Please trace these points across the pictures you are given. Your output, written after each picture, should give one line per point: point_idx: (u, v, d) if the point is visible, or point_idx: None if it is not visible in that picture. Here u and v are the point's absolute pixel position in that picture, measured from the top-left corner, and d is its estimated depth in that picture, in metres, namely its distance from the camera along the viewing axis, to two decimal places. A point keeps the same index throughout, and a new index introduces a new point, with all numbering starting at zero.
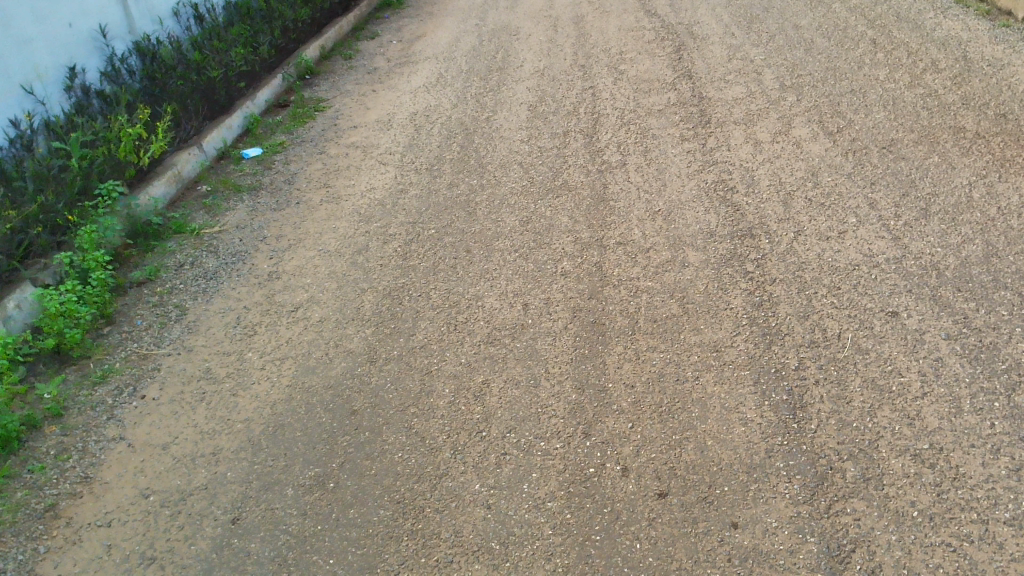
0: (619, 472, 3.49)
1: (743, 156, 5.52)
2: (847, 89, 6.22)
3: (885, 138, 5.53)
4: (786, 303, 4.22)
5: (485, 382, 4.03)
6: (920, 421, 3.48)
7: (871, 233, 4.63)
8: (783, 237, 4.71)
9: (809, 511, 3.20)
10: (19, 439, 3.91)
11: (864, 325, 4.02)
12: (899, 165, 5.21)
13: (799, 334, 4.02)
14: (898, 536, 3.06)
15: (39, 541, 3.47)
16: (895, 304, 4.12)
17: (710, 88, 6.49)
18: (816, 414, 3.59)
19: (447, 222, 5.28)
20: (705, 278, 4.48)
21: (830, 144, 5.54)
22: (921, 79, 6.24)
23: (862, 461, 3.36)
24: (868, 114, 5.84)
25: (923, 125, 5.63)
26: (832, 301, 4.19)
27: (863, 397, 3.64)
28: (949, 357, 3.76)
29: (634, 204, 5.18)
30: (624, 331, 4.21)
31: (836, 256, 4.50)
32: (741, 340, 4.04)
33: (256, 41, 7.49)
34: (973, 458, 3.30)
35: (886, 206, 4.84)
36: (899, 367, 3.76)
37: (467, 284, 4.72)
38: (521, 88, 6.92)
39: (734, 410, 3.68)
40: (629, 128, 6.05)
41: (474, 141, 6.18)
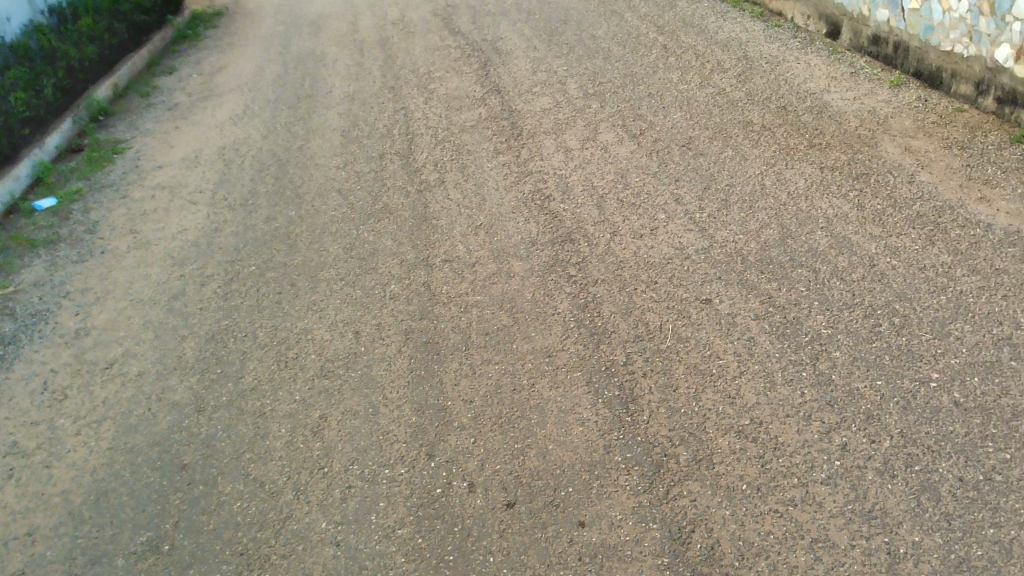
0: (466, 488, 3.49)
1: (556, 164, 5.69)
2: (645, 93, 6.56)
3: (684, 137, 5.86)
4: (609, 302, 4.38)
5: (322, 417, 3.92)
6: (740, 399, 3.70)
7: (680, 227, 4.90)
8: (600, 239, 4.89)
9: (649, 499, 3.32)
10: None
11: (682, 315, 4.23)
12: (698, 161, 5.54)
13: (624, 330, 4.18)
14: (731, 510, 3.24)
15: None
16: (708, 292, 4.36)
17: (518, 100, 6.66)
18: (647, 404, 3.75)
19: (267, 257, 5.12)
20: (532, 286, 4.58)
21: (635, 146, 5.82)
22: (710, 79, 6.67)
23: (693, 444, 3.53)
24: (665, 115, 6.18)
25: (715, 122, 6.02)
26: (652, 295, 4.39)
27: (687, 383, 3.83)
28: (760, 336, 4.03)
29: (456, 220, 5.23)
30: (458, 347, 4.23)
31: (651, 252, 4.72)
32: (571, 343, 4.15)
33: (39, 84, 6.99)
34: (789, 426, 3.54)
35: (690, 200, 5.14)
36: (717, 350, 3.98)
37: (294, 318, 4.59)
38: (332, 114, 6.83)
39: (571, 412, 3.77)
40: (444, 146, 6.10)
41: (289, 171, 6.03)
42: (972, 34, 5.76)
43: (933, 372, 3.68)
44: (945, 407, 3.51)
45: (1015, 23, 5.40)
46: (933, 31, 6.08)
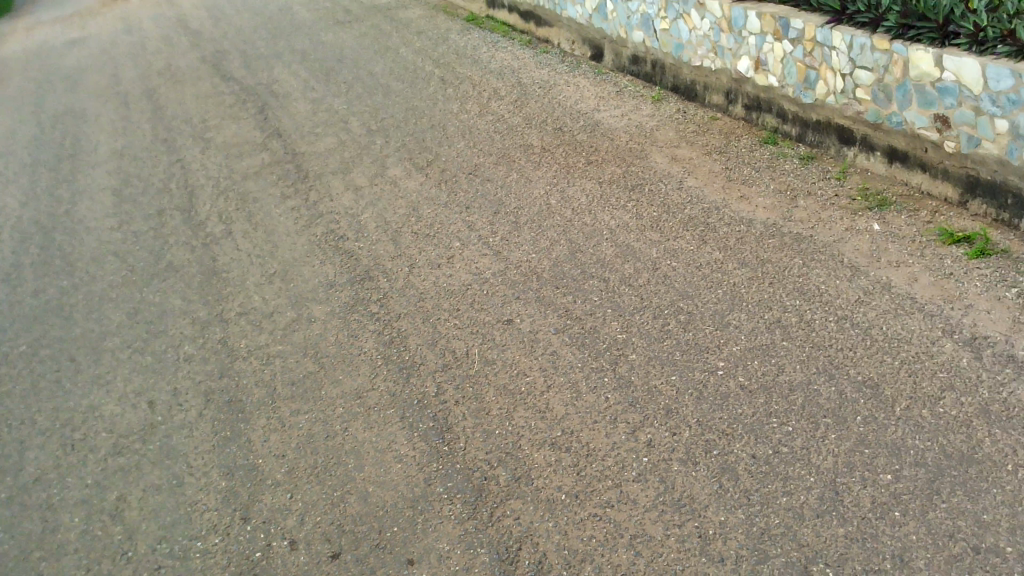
0: (287, 546, 3.35)
1: (346, 204, 5.64)
2: (427, 125, 6.66)
3: (469, 165, 6.00)
4: (415, 335, 4.39)
5: (120, 498, 3.64)
6: (550, 412, 3.81)
7: (475, 253, 4.99)
8: (399, 273, 4.89)
9: (475, 525, 3.34)
10: None
11: (486, 338, 4.31)
12: (486, 187, 5.69)
13: (432, 361, 4.20)
14: (553, 521, 3.31)
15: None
16: (509, 313, 4.47)
17: (301, 142, 6.55)
18: (462, 431, 3.77)
19: (40, 334, 4.70)
20: (334, 328, 4.49)
21: (423, 178, 5.88)
22: (489, 107, 6.88)
23: (511, 463, 3.59)
24: (450, 145, 6.30)
25: (498, 148, 6.21)
26: (455, 323, 4.44)
27: (499, 404, 3.89)
28: (561, 349, 4.17)
29: (248, 271, 5.05)
30: (263, 402, 4.06)
31: (450, 280, 4.78)
32: (380, 381, 4.11)
33: None
34: (598, 431, 3.69)
35: (483, 225, 5.26)
36: (524, 368, 4.09)
37: (78, 396, 4.23)
38: (100, 173, 6.40)
39: (387, 450, 3.72)
40: (228, 195, 5.88)
41: (56, 239, 5.58)
42: (716, 49, 6.37)
43: (719, 361, 3.97)
44: (733, 391, 3.79)
45: (751, 37, 6.06)
46: (683, 49, 6.62)
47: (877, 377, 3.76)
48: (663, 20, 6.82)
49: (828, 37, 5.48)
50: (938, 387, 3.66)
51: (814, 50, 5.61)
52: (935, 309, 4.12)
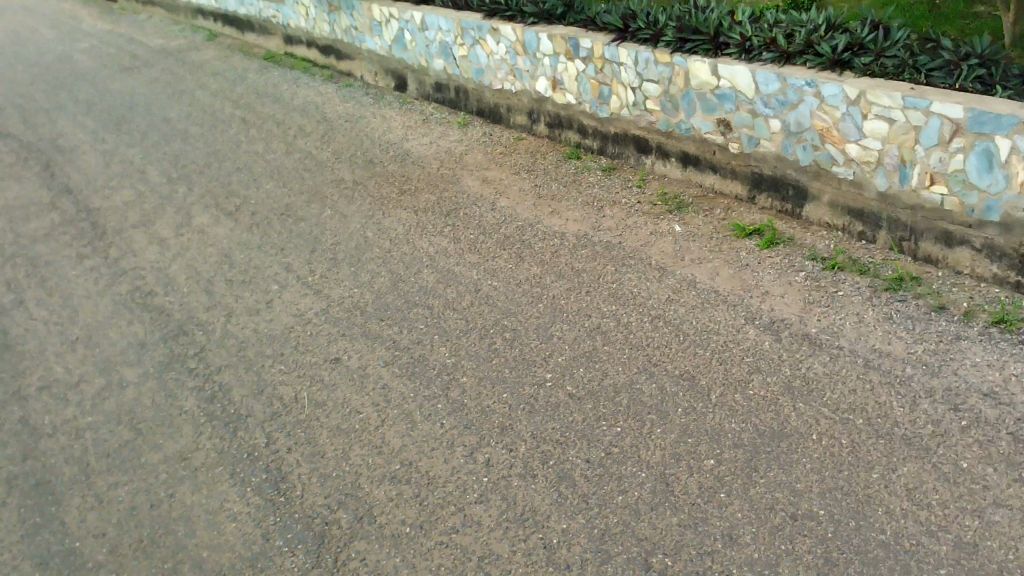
0: None
1: (151, 257, 5.36)
2: (232, 168, 6.46)
3: (281, 205, 5.87)
4: (238, 386, 4.22)
5: None
6: (387, 446, 3.77)
7: (295, 294, 4.88)
8: (215, 324, 4.69)
9: (320, 573, 3.23)
10: None
11: (314, 380, 4.21)
12: (300, 226, 5.58)
13: (259, 411, 4.05)
14: (400, 556, 3.27)
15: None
16: (335, 351, 4.39)
17: (95, 197, 6.17)
18: (298, 479, 3.66)
19: None
20: (150, 390, 4.24)
21: (233, 223, 5.69)
22: (295, 145, 6.77)
23: (351, 503, 3.51)
24: (258, 187, 6.14)
25: (309, 185, 6.11)
26: (280, 369, 4.31)
27: (333, 446, 3.81)
28: (392, 381, 4.14)
29: (47, 340, 4.68)
30: (76, 480, 3.77)
31: (270, 325, 4.64)
32: (205, 439, 3.92)
33: None
34: (437, 459, 3.68)
35: (300, 265, 5.15)
36: (355, 406, 4.02)
37: None
38: None
39: (220, 510, 3.55)
40: (16, 262, 5.44)
41: None
42: (515, 71, 6.56)
43: (547, 373, 4.07)
44: (563, 400, 3.90)
45: (545, 58, 6.27)
46: (484, 74, 6.79)
47: (692, 370, 3.99)
48: (461, 47, 6.95)
49: (615, 54, 5.77)
50: (746, 371, 3.93)
51: (604, 67, 5.88)
52: (736, 299, 4.43)
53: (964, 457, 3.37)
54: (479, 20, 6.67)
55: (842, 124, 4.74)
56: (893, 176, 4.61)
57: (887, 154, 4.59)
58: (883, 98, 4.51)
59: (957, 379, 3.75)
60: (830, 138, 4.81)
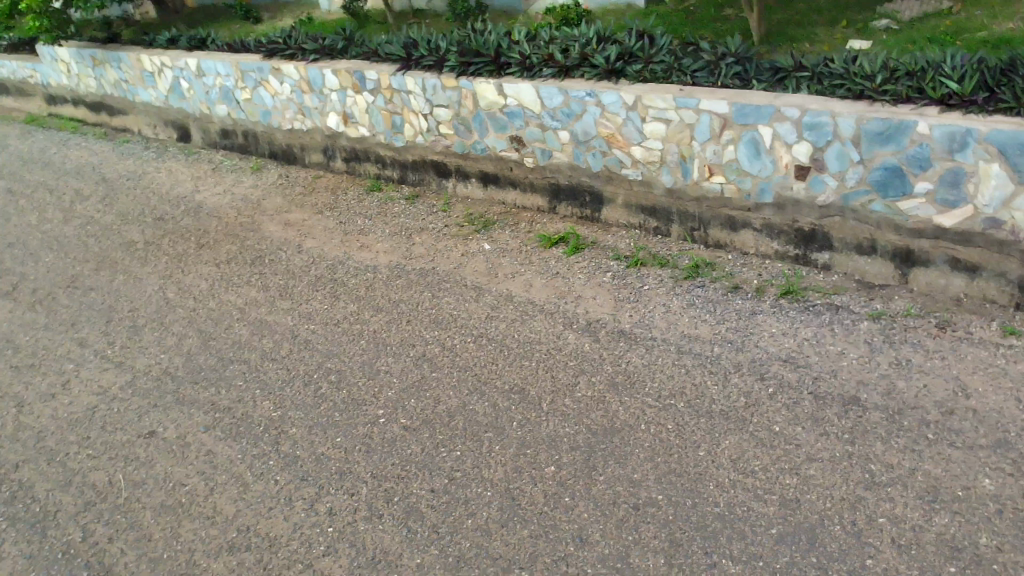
0: None
1: None
2: (4, 244, 5.94)
3: (66, 277, 5.44)
4: (41, 481, 3.84)
5: None
6: (219, 515, 3.56)
7: (95, 370, 4.53)
8: (5, 417, 4.26)
9: None
10: None
11: (128, 459, 3.91)
12: (90, 297, 5.19)
13: (70, 504, 3.71)
14: None
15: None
16: (148, 425, 4.10)
17: None
18: (124, 570, 3.37)
19: None
20: None
21: (13, 304, 5.22)
22: (75, 211, 6.32)
23: None
24: (36, 261, 5.66)
25: (95, 252, 5.71)
26: (88, 453, 3.97)
27: (160, 525, 3.55)
28: (215, 446, 3.92)
29: None
30: None
31: (70, 408, 4.27)
32: (10, 547, 3.52)
33: None
34: (276, 517, 3.51)
35: (96, 339, 4.78)
36: (179, 479, 3.76)
37: None
38: None
39: None
40: None
41: None
42: (303, 110, 6.44)
43: (379, 409, 4.00)
44: (398, 434, 3.84)
45: (332, 93, 6.19)
46: (272, 115, 6.65)
47: (521, 382, 4.06)
48: (243, 90, 6.74)
49: (402, 83, 5.77)
50: (572, 374, 4.05)
51: (393, 97, 5.87)
52: (552, 306, 4.56)
53: (776, 421, 3.63)
54: (259, 61, 6.48)
55: (624, 128, 5.00)
56: (676, 172, 4.92)
57: (668, 152, 4.89)
58: (657, 101, 4.79)
59: (760, 350, 4.05)
60: (615, 143, 5.07)
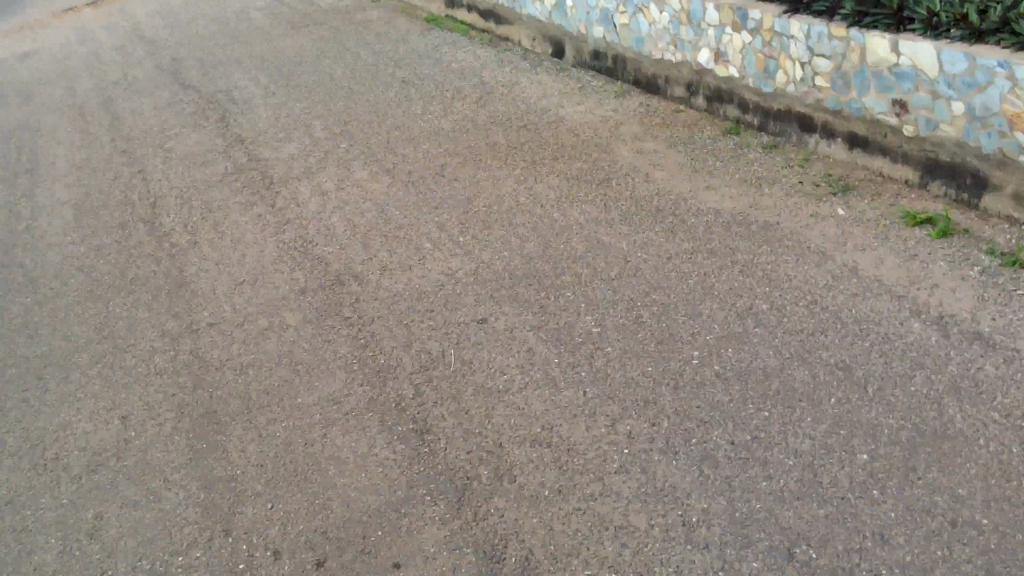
0: (271, 556, 3.31)
1: (313, 208, 5.64)
2: (391, 126, 6.69)
3: (436, 165, 6.02)
4: (389, 337, 4.38)
5: (98, 516, 3.58)
6: (529, 408, 3.83)
7: (447, 252, 5.00)
8: (370, 276, 4.89)
9: (460, 525, 3.34)
10: None
11: (461, 337, 4.31)
12: (453, 187, 5.71)
13: (408, 363, 4.19)
14: (539, 517, 3.32)
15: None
16: (482, 311, 4.48)
17: (265, 149, 6.55)
18: (441, 432, 3.77)
19: (7, 353, 4.65)
20: (307, 334, 4.47)
21: (390, 179, 5.90)
22: (453, 107, 6.93)
23: (493, 461, 3.59)
24: (415, 146, 6.33)
25: (463, 147, 6.24)
26: (429, 323, 4.44)
27: (477, 403, 3.90)
28: (537, 344, 4.19)
29: (216, 280, 5.02)
30: (239, 413, 4.03)
31: (421, 281, 4.78)
32: (357, 385, 4.09)
33: None
34: (578, 425, 3.70)
35: (452, 225, 5.27)
36: (501, 366, 4.09)
37: (50, 414, 4.17)
38: (60, 187, 6.39)
39: (367, 455, 3.71)
40: (193, 205, 5.86)
41: (16, 257, 5.54)
42: (676, 42, 6.45)
43: (694, 350, 4.01)
44: (709, 379, 3.83)
45: (710, 29, 6.14)
46: (645, 42, 6.72)
47: (850, 359, 3.82)
48: (623, 15, 6.91)
49: (786, 27, 5.56)
50: (909, 366, 3.73)
51: (772, 39, 5.69)
52: (901, 289, 4.20)
53: None
54: None
55: None
56: None
57: None
58: None
59: None
60: (1022, 125, 4.39)
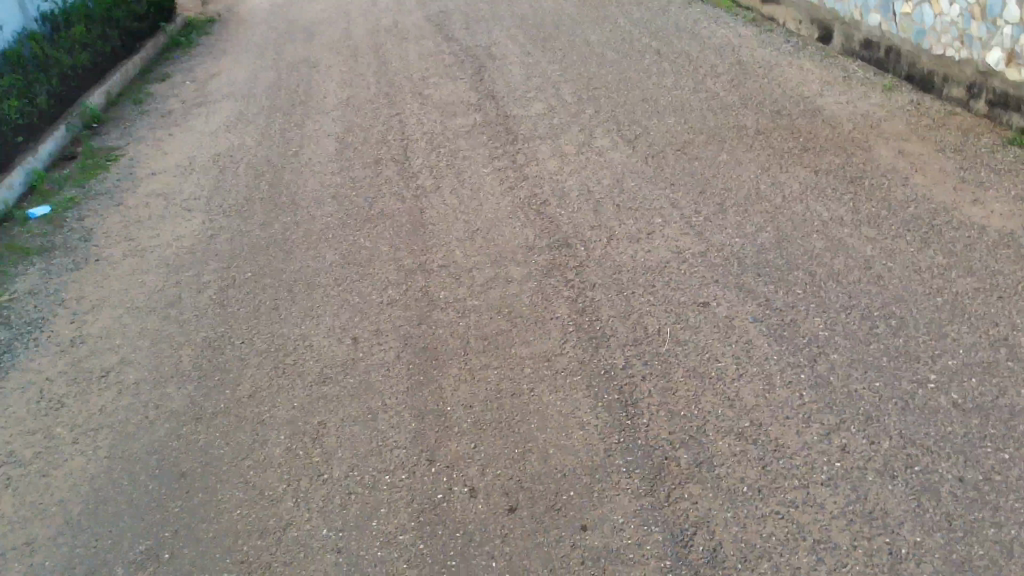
0: (467, 493, 3.48)
1: (551, 169, 5.75)
2: (639, 98, 6.65)
3: (678, 141, 5.92)
4: (607, 306, 4.40)
5: (322, 423, 3.92)
6: (739, 401, 3.73)
7: (677, 231, 4.94)
8: (597, 243, 4.92)
9: (651, 503, 3.33)
10: None
11: (680, 318, 4.26)
12: (693, 165, 5.60)
13: (623, 334, 4.20)
14: (733, 512, 3.24)
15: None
16: (705, 295, 4.39)
17: (513, 106, 6.75)
18: (646, 408, 3.76)
19: (265, 263, 5.16)
20: (529, 290, 4.60)
21: (630, 150, 5.88)
22: (703, 84, 6.77)
23: (694, 447, 3.54)
24: (660, 120, 6.25)
25: (709, 126, 6.09)
26: (649, 299, 4.41)
27: (686, 386, 3.85)
28: (758, 338, 4.05)
29: (452, 225, 5.27)
30: (456, 353, 4.24)
31: (647, 256, 4.75)
32: (569, 347, 4.17)
33: (31, 91, 7.10)
34: (790, 428, 3.56)
35: (686, 204, 5.18)
36: (716, 353, 4.00)
37: (294, 324, 4.60)
38: (327, 120, 6.95)
39: (570, 416, 3.78)
40: (440, 151, 6.17)
41: (283, 178, 6.11)
42: (964, 38, 5.92)
43: (931, 373, 3.70)
44: (943, 407, 3.53)
45: (1007, 26, 5.57)
46: (925, 35, 6.23)
47: None
48: (906, 4, 6.45)
49: None
50: None
51: None
52: None
53: None
54: None
55: None
56: None
57: None
58: None
59: None
60: None
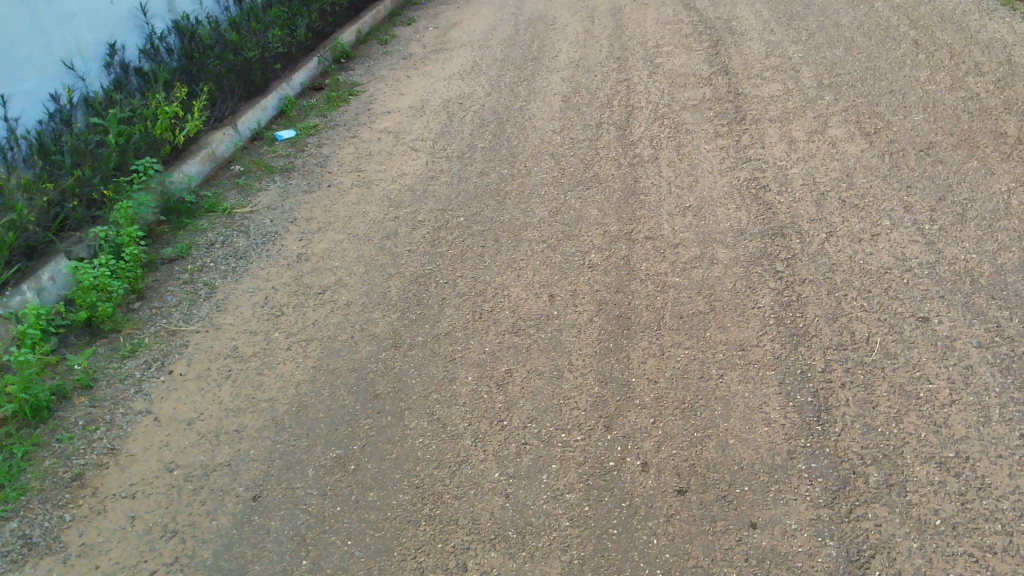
0: (639, 466, 3.48)
1: (777, 154, 5.50)
2: (886, 89, 6.19)
3: (923, 141, 5.47)
4: (815, 305, 4.19)
5: (508, 371, 4.04)
6: (946, 428, 3.45)
7: (905, 236, 4.60)
8: (815, 237, 4.68)
9: (830, 515, 3.17)
10: (69, 390, 4.15)
11: (893, 329, 3.98)
12: (936, 168, 5.16)
13: (826, 335, 3.99)
14: (919, 543, 3.03)
15: (25, 524, 3.48)
16: (927, 310, 4.08)
17: (746, 84, 6.50)
18: (841, 417, 3.57)
19: (476, 210, 5.34)
20: (734, 275, 4.47)
21: (867, 144, 5.51)
22: (962, 82, 6.20)
23: (886, 466, 3.33)
24: (906, 115, 5.80)
25: (961, 129, 5.58)
26: (862, 304, 4.16)
27: (889, 402, 3.61)
28: (981, 365, 3.72)
29: (665, 198, 5.20)
30: (649, 326, 4.21)
31: (867, 259, 4.46)
32: (767, 339, 4.02)
33: (293, 23, 7.69)
34: (1001, 468, 3.27)
35: (921, 209, 4.80)
36: (928, 374, 3.72)
37: (494, 273, 4.74)
38: (556, 78, 7.02)
39: (757, 409, 3.66)
40: (663, 122, 6.08)
41: (506, 130, 6.27)
42: None
43: None
44: None
45: None
46: None
47: None
48: None
49: None
50: None
51: None
52: None
53: None
54: None
55: None
56: None
57: None
58: None
59: None
60: None
